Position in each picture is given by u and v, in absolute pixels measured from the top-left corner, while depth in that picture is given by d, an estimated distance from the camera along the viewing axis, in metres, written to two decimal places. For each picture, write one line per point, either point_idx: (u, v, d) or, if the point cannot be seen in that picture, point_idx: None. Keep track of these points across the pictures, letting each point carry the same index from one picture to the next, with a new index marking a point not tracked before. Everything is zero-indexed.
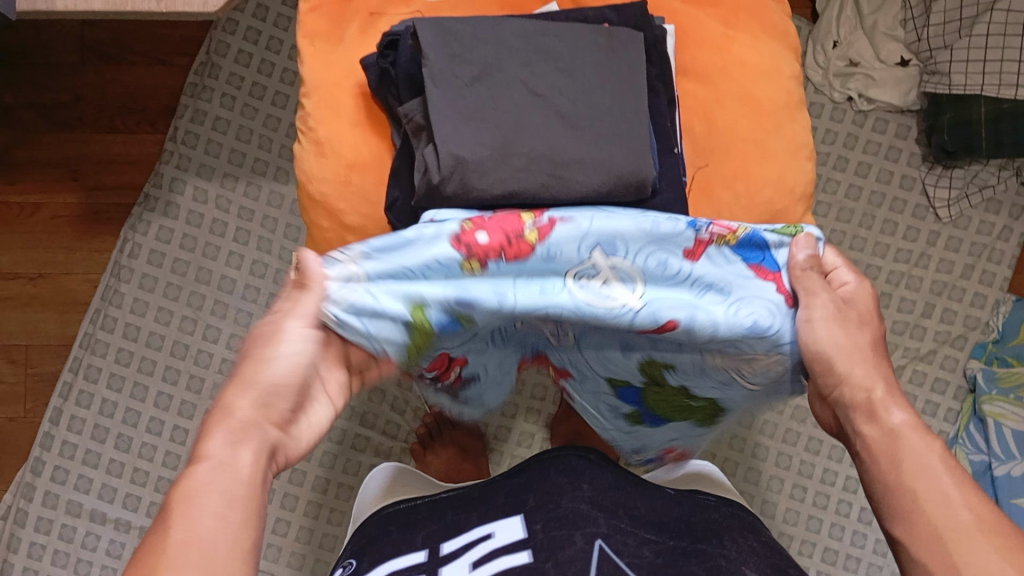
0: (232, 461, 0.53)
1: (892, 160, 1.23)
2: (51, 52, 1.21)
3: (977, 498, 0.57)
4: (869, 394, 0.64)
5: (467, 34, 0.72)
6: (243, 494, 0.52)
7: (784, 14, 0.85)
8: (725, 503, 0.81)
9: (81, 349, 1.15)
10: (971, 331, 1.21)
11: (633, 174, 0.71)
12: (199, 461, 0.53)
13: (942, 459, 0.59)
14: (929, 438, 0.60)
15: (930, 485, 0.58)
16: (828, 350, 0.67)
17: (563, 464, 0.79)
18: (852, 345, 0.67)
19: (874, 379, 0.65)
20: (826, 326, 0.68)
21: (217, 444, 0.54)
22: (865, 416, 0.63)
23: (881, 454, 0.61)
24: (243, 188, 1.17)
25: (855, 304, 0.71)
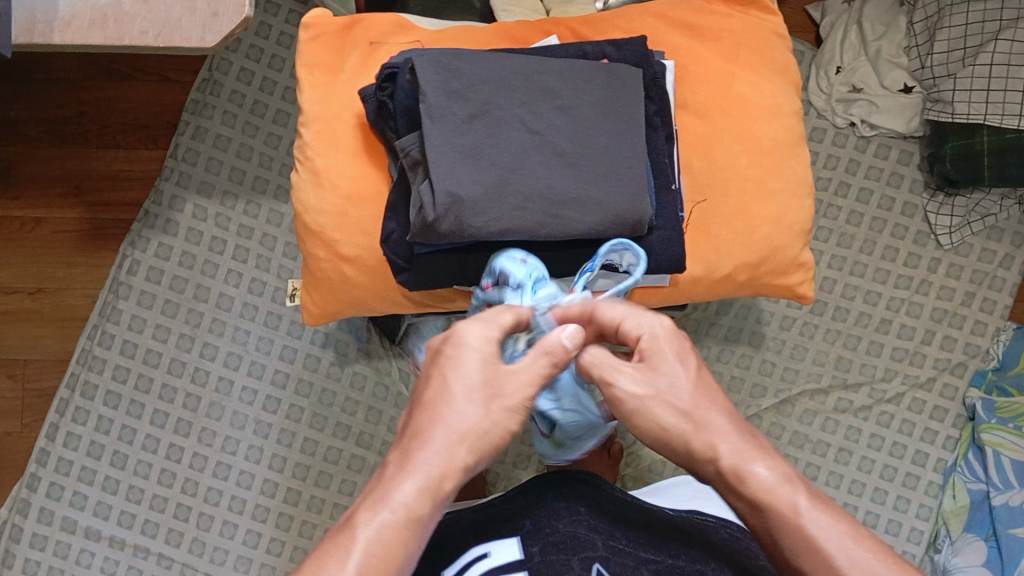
0: (422, 521, 0.52)
1: (894, 186, 1.22)
2: (54, 69, 1.21)
3: (861, 553, 0.51)
4: (717, 468, 0.55)
5: (465, 70, 0.72)
6: (411, 566, 0.51)
7: (786, 49, 0.85)
8: (727, 526, 0.75)
9: (78, 365, 1.15)
10: (971, 359, 1.20)
11: (630, 213, 0.71)
12: (390, 504, 0.51)
13: (825, 518, 0.53)
14: (794, 490, 0.54)
15: (822, 557, 0.52)
16: (666, 429, 0.57)
17: (553, 485, 0.75)
18: (680, 416, 0.57)
19: (718, 443, 0.56)
20: (650, 407, 0.57)
21: (411, 492, 0.51)
22: (729, 490, 0.56)
23: (762, 532, 0.55)
24: (243, 207, 1.17)
25: (660, 355, 0.58)
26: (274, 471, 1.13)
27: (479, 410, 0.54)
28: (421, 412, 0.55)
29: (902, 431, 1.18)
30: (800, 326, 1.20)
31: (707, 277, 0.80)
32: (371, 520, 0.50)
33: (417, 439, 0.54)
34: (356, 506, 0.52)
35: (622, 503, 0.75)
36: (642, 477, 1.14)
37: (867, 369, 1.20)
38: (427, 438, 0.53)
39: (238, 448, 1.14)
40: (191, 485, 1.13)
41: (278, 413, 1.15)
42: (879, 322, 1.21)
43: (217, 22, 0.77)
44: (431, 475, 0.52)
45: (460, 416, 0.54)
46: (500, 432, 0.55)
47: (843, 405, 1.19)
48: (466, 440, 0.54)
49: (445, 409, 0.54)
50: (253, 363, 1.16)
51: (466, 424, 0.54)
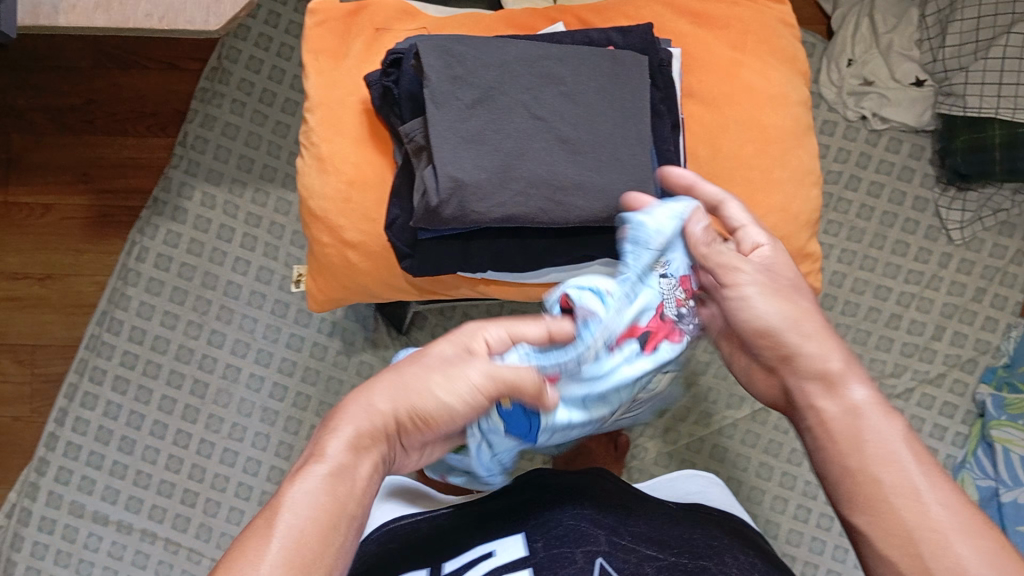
0: (352, 472, 0.54)
1: (906, 180, 1.21)
2: (66, 56, 1.22)
3: (946, 488, 0.53)
4: (824, 367, 0.60)
5: (470, 56, 0.72)
6: (350, 510, 0.53)
7: (794, 38, 0.84)
8: (730, 518, 0.76)
9: (87, 351, 1.16)
10: (982, 355, 1.19)
11: (634, 200, 0.71)
12: (324, 462, 0.54)
13: (908, 444, 0.55)
14: (891, 418, 0.57)
15: (897, 475, 0.54)
16: (774, 328, 0.63)
17: (562, 487, 0.73)
18: (799, 316, 0.63)
19: (829, 352, 0.61)
20: (758, 302, 0.63)
21: (342, 449, 0.54)
22: (822, 389, 0.60)
23: (841, 437, 0.57)
24: (250, 195, 1.17)
25: (778, 263, 0.66)
26: (280, 459, 1.14)
27: (429, 371, 0.58)
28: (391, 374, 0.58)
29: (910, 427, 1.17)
30: None
31: None
32: (301, 478, 0.53)
33: (348, 399, 0.58)
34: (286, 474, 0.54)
35: (633, 498, 0.74)
36: (648, 470, 1.14)
37: (876, 365, 1.19)
38: (360, 396, 0.57)
39: (245, 435, 1.14)
40: (198, 471, 1.14)
41: (285, 401, 1.15)
42: (889, 317, 1.20)
43: (221, 6, 0.77)
44: (366, 428, 0.56)
45: (404, 379, 0.57)
46: (454, 401, 0.57)
47: None
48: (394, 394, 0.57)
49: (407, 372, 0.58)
50: (261, 351, 1.16)
51: (401, 380, 0.57)
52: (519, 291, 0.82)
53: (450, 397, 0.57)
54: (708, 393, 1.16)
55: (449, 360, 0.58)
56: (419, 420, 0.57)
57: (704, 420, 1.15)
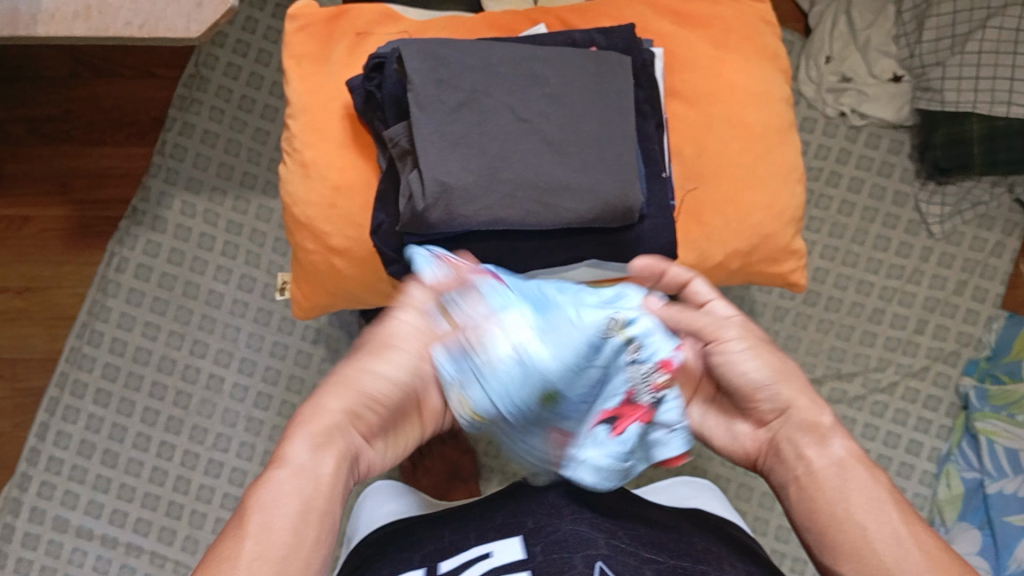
0: (314, 471, 0.54)
1: (885, 176, 1.22)
2: (41, 66, 1.20)
3: (927, 536, 0.55)
4: (816, 420, 0.61)
5: (453, 59, 0.71)
6: (319, 505, 0.53)
7: (775, 35, 0.84)
8: (726, 523, 0.76)
9: (67, 364, 1.14)
10: (964, 347, 1.20)
11: (621, 201, 0.71)
12: (283, 468, 0.54)
13: (889, 494, 0.57)
14: (874, 469, 0.59)
15: (881, 524, 0.55)
16: (769, 382, 0.63)
17: (558, 488, 0.73)
18: (782, 371, 0.64)
19: (817, 407, 0.62)
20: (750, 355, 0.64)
21: (303, 450, 0.54)
22: (812, 440, 0.60)
23: (831, 484, 0.58)
24: (231, 203, 1.16)
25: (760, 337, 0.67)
26: (266, 468, 1.13)
27: (367, 358, 0.59)
28: (336, 377, 0.58)
29: (895, 421, 1.18)
30: (793, 316, 1.20)
31: (699, 266, 0.80)
32: (266, 486, 0.53)
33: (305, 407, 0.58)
34: (254, 485, 0.54)
35: (631, 513, 0.73)
36: (637, 470, 1.14)
37: (860, 359, 1.20)
38: (314, 399, 0.58)
39: (229, 446, 1.13)
40: (183, 483, 1.13)
41: (270, 410, 1.14)
42: (872, 312, 1.21)
43: (202, 12, 0.76)
44: (324, 426, 0.56)
45: (340, 374, 0.59)
46: (399, 362, 0.60)
47: (836, 395, 1.19)
48: (347, 389, 0.58)
49: (351, 366, 0.59)
50: (244, 360, 1.15)
51: (351, 369, 0.59)
52: None
53: (396, 356, 0.60)
54: None
55: (379, 335, 0.61)
56: (376, 395, 0.59)
57: None
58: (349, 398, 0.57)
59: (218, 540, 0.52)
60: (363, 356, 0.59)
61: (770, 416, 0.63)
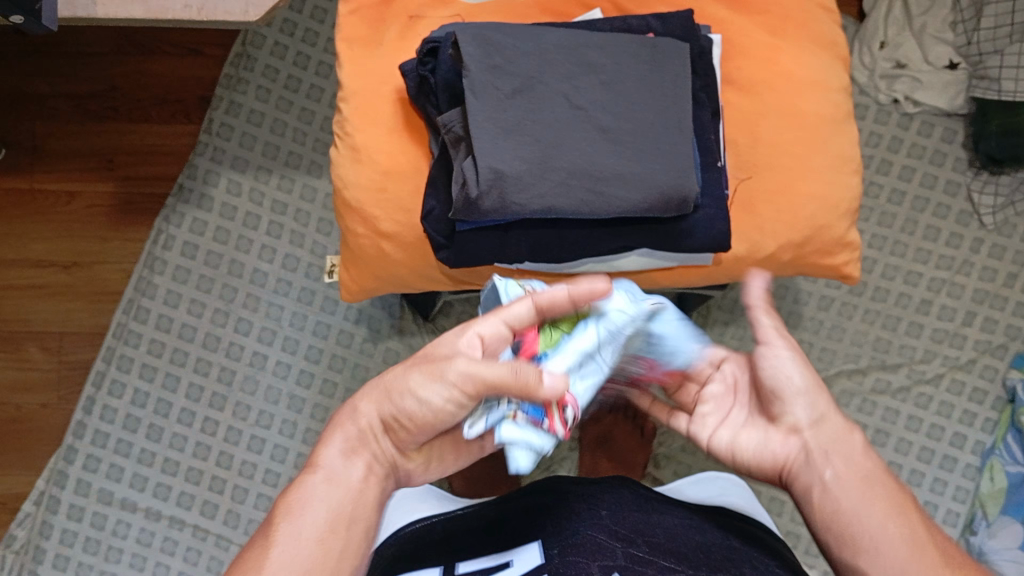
0: (344, 478, 0.60)
1: (937, 165, 1.20)
2: (89, 42, 1.21)
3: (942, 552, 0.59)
4: (847, 433, 0.64)
5: (509, 46, 0.71)
6: (351, 510, 0.59)
7: (834, 22, 0.82)
8: (750, 522, 0.74)
9: (114, 339, 1.16)
10: (1012, 341, 1.18)
11: (676, 190, 0.70)
12: (315, 471, 0.60)
13: (917, 517, 0.60)
14: (903, 491, 0.61)
15: (905, 530, 0.59)
16: (800, 395, 0.65)
17: (578, 491, 0.73)
18: (823, 389, 0.66)
19: (849, 423, 0.65)
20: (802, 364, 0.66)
21: (334, 457, 0.61)
22: (840, 451, 0.63)
23: (855, 489, 0.61)
24: (276, 182, 1.17)
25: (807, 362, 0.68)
26: (307, 446, 1.14)
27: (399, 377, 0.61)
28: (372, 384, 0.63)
29: (939, 414, 1.17)
30: (838, 307, 1.18)
31: (750, 257, 0.79)
32: (299, 489, 0.59)
33: (342, 408, 0.64)
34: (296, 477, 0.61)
35: (652, 509, 0.72)
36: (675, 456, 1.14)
37: (905, 351, 1.18)
38: (352, 403, 0.63)
39: (272, 423, 1.15)
40: (225, 458, 1.14)
41: (312, 388, 1.15)
42: (919, 303, 1.19)
43: None
44: (353, 432, 0.62)
45: (381, 381, 0.63)
46: (422, 403, 0.60)
47: (880, 386, 1.17)
48: (377, 399, 0.62)
49: (384, 379, 0.63)
50: (287, 339, 1.16)
51: (384, 388, 0.62)
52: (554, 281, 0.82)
53: (431, 394, 0.60)
54: None
55: (427, 359, 0.62)
56: (403, 420, 0.61)
57: None
58: (374, 412, 0.62)
59: (254, 540, 0.58)
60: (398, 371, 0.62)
61: (800, 426, 0.65)
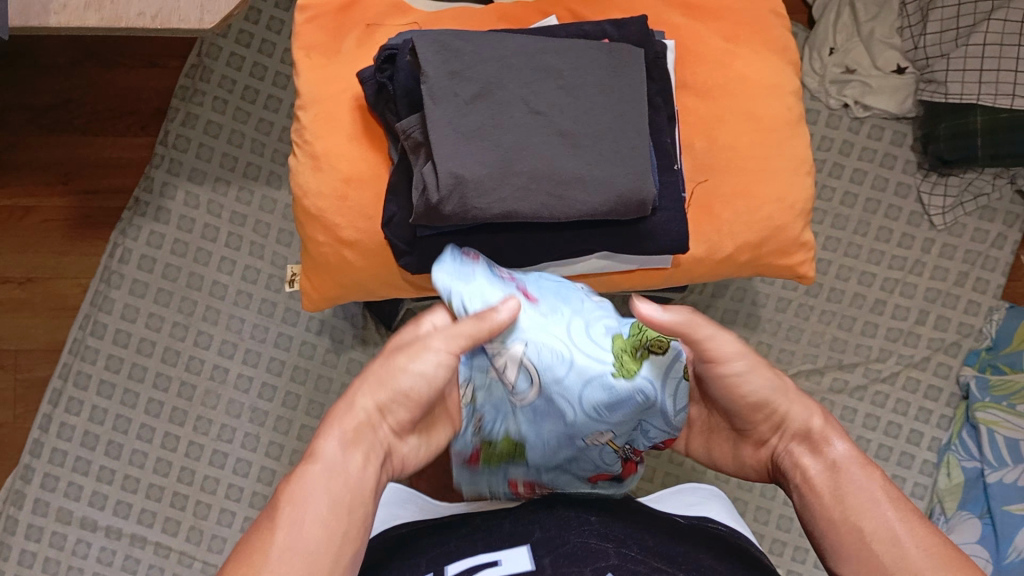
0: (344, 466, 0.58)
1: (888, 167, 1.22)
2: (41, 55, 1.19)
3: (921, 528, 0.58)
4: (808, 426, 0.65)
5: (468, 52, 0.71)
6: (350, 498, 0.57)
7: (785, 28, 0.84)
8: (735, 534, 0.74)
9: (71, 356, 1.14)
10: (965, 338, 1.21)
11: (634, 193, 0.71)
12: (313, 462, 0.57)
13: (887, 493, 0.60)
14: (869, 470, 0.62)
15: (875, 522, 0.59)
16: (764, 395, 0.66)
17: (567, 500, 0.72)
18: (780, 382, 0.66)
19: (811, 412, 0.66)
20: (755, 370, 0.65)
21: (332, 446, 0.58)
22: (807, 448, 0.65)
23: (824, 490, 0.62)
24: (235, 193, 1.16)
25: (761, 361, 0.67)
26: (271, 459, 1.13)
27: (393, 364, 0.62)
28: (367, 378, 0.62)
29: (896, 411, 1.19)
30: (796, 308, 1.20)
31: (709, 258, 0.80)
32: (297, 479, 0.57)
33: (338, 404, 0.62)
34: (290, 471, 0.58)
35: (640, 514, 0.72)
36: (640, 460, 1.14)
37: (862, 350, 1.21)
38: (346, 397, 0.62)
39: (235, 436, 1.13)
40: (188, 474, 1.13)
41: (275, 401, 1.14)
42: (874, 303, 1.21)
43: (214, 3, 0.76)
44: (351, 423, 0.60)
45: (376, 372, 0.62)
46: (415, 374, 0.62)
47: (838, 385, 1.19)
48: (372, 389, 0.61)
49: (383, 366, 0.63)
50: (249, 351, 1.15)
51: (375, 377, 0.62)
52: None
53: (427, 367, 0.62)
54: None
55: (413, 345, 0.64)
56: (398, 400, 0.61)
57: None
58: (370, 399, 0.61)
59: (251, 535, 0.55)
60: (392, 360, 0.63)
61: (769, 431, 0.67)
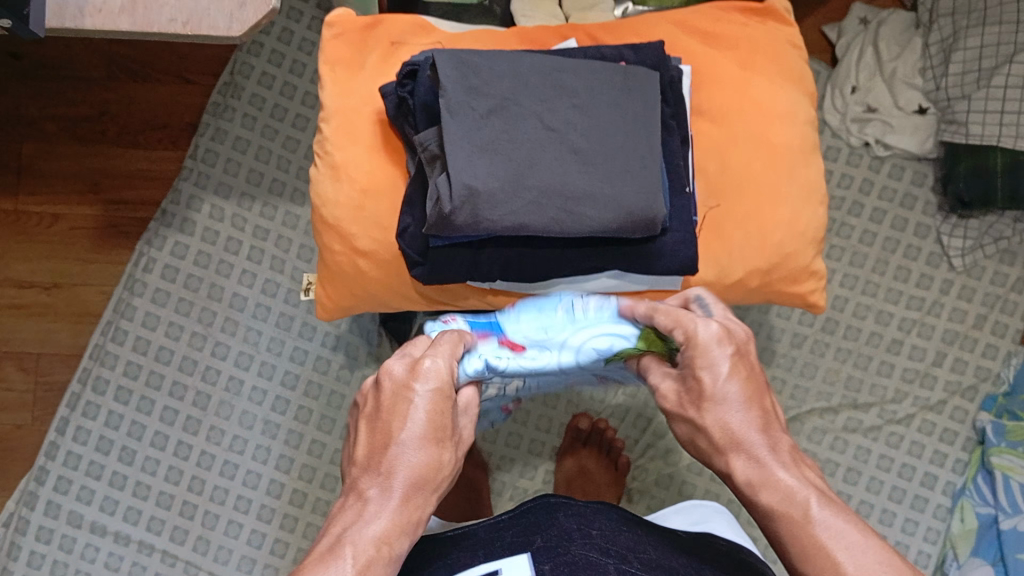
0: (392, 555, 0.57)
1: (908, 207, 1.22)
2: (78, 66, 1.23)
3: (867, 575, 0.53)
4: (734, 473, 0.60)
5: (484, 68, 0.73)
6: None
7: (801, 59, 0.85)
8: (739, 550, 0.72)
9: (91, 361, 1.16)
10: (982, 382, 1.20)
11: (644, 212, 0.72)
12: (363, 557, 0.55)
13: (822, 533, 0.56)
14: (804, 506, 0.57)
15: (819, 574, 0.55)
16: (690, 438, 0.62)
17: (570, 510, 0.72)
18: (699, 424, 0.61)
19: (735, 451, 0.59)
20: (688, 421, 0.61)
21: (383, 536, 0.56)
22: (746, 493, 0.59)
23: (772, 537, 0.58)
24: (259, 208, 1.19)
25: (697, 356, 0.60)
26: (280, 472, 1.14)
27: (412, 446, 0.58)
28: (414, 457, 0.58)
29: (911, 453, 1.18)
30: (810, 344, 1.20)
31: (719, 282, 0.81)
32: (345, 569, 0.54)
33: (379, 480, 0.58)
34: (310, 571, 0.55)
35: (642, 529, 0.72)
36: (648, 491, 1.13)
37: (877, 390, 1.20)
38: (392, 477, 0.58)
39: (246, 448, 1.14)
40: (197, 483, 1.14)
41: (287, 414, 1.15)
42: (890, 342, 1.21)
43: (244, 13, 0.78)
44: (401, 513, 0.57)
45: (424, 457, 0.58)
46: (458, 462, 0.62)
47: (852, 424, 1.19)
48: (422, 477, 0.58)
49: (433, 443, 0.59)
50: (264, 364, 1.16)
51: (423, 461, 0.58)
52: None
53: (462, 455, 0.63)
54: None
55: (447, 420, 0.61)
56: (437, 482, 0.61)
57: None
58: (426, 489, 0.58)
59: None
60: (440, 442, 0.59)
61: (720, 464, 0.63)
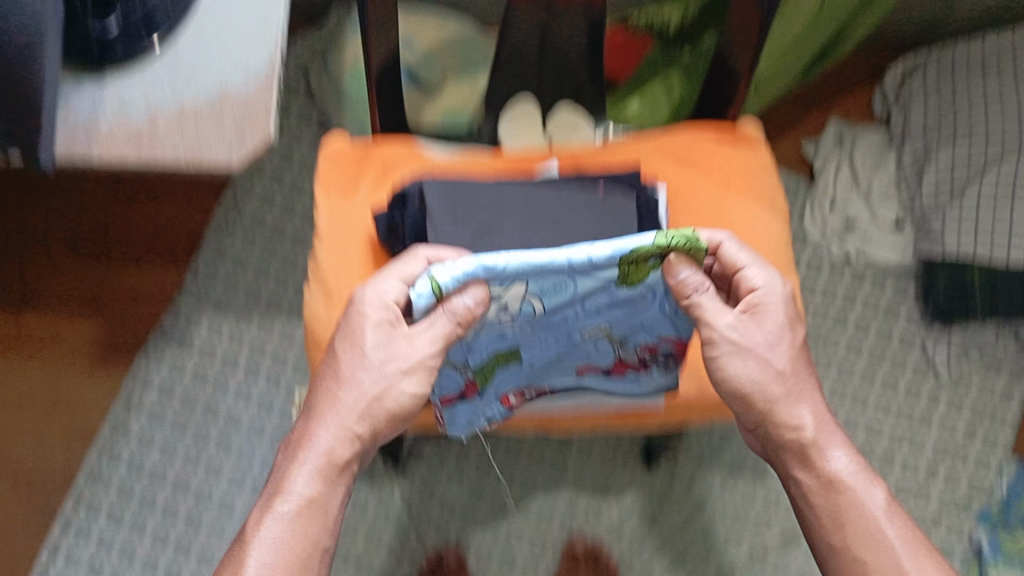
0: (321, 502, 0.67)
1: (891, 320, 1.25)
2: (87, 193, 1.29)
3: (924, 560, 0.67)
4: (800, 440, 0.71)
5: (470, 198, 0.77)
6: (321, 537, 0.66)
7: (775, 181, 0.89)
8: None
9: (84, 481, 1.15)
10: (978, 495, 1.18)
11: (624, 331, 0.74)
12: (288, 497, 0.66)
13: (885, 509, 0.69)
14: (870, 487, 0.70)
15: (882, 557, 0.67)
16: (753, 390, 0.70)
17: None
18: (771, 378, 0.70)
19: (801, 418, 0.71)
20: (744, 359, 0.69)
21: (308, 483, 0.67)
22: (799, 462, 0.72)
23: (820, 507, 0.70)
24: (256, 325, 1.22)
25: (767, 313, 0.71)
26: None
27: (358, 382, 0.68)
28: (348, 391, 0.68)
29: None
30: None
31: (702, 401, 0.81)
32: (272, 512, 0.66)
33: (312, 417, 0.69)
34: (259, 500, 0.68)
35: None
36: None
37: None
38: (320, 418, 0.68)
39: None
40: None
41: None
42: (883, 456, 1.20)
43: (243, 141, 0.75)
44: (325, 455, 0.67)
45: (361, 397, 0.68)
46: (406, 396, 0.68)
47: None
48: (354, 416, 0.68)
49: (362, 378, 0.68)
50: (255, 481, 1.16)
51: (358, 404, 0.68)
52: (517, 420, 0.84)
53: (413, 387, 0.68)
54: (705, 533, 1.13)
55: (388, 355, 0.68)
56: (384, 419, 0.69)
57: (704, 563, 1.12)
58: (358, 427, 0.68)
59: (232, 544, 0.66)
60: (373, 377, 0.68)
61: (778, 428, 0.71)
